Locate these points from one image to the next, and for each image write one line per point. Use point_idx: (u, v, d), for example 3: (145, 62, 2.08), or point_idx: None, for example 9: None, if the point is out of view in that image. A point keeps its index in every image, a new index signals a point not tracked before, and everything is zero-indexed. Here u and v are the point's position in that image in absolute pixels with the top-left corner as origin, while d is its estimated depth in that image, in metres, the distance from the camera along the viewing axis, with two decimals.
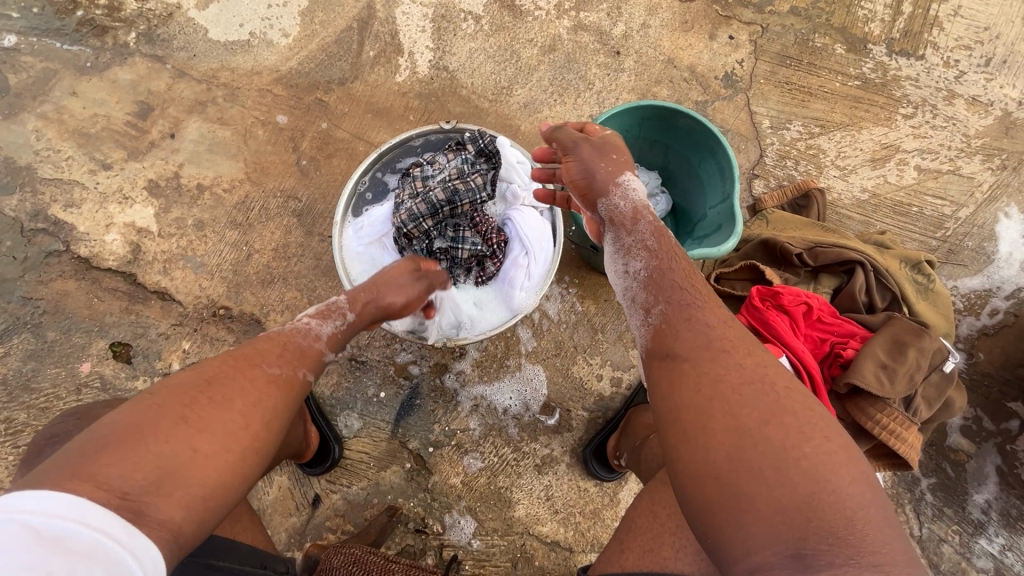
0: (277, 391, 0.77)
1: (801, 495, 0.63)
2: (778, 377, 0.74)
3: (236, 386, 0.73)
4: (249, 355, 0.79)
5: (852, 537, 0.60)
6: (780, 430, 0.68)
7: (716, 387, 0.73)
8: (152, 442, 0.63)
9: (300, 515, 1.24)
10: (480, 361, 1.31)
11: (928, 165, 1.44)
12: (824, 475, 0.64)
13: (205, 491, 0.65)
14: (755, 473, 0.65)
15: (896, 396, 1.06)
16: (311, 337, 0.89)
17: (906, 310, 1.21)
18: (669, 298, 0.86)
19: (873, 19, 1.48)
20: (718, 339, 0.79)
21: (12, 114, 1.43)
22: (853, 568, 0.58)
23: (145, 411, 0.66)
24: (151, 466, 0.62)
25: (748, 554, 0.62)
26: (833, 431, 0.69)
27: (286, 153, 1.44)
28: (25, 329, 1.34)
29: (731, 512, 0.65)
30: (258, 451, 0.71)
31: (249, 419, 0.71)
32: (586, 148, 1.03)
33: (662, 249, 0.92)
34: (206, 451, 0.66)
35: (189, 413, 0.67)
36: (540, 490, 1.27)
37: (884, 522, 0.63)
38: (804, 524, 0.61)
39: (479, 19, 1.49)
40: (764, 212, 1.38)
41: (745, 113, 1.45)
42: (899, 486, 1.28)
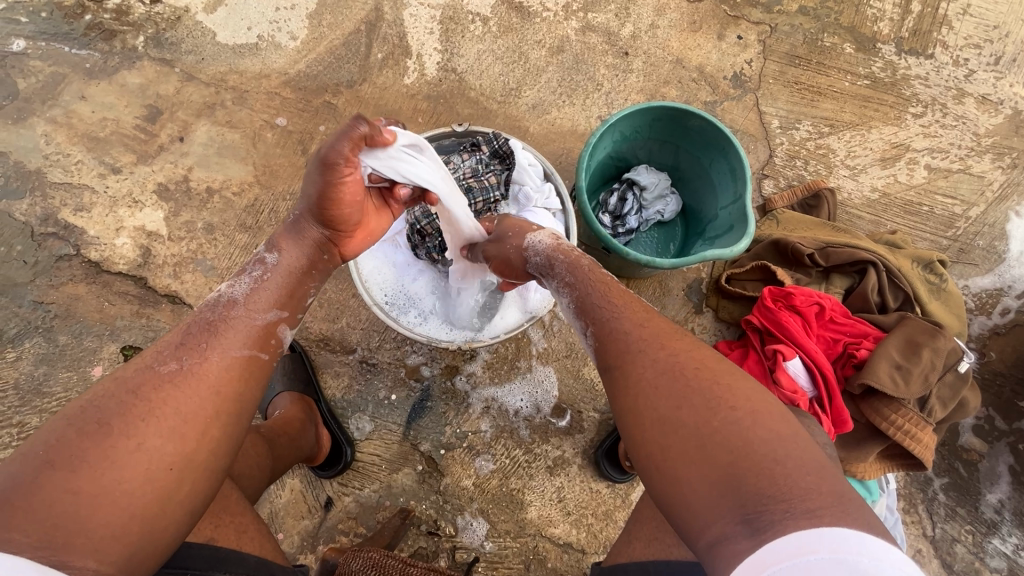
0: (184, 385, 0.70)
1: (726, 467, 0.63)
2: (691, 357, 0.74)
3: (114, 407, 0.65)
4: (142, 359, 0.71)
5: (783, 492, 0.59)
6: (694, 412, 0.68)
7: (638, 385, 0.74)
8: (27, 498, 0.58)
9: (312, 518, 1.24)
10: (491, 362, 1.31)
11: (938, 164, 1.44)
12: (743, 441, 0.64)
13: (111, 529, 0.59)
14: (686, 459, 0.66)
15: (910, 396, 1.07)
16: (223, 306, 0.79)
17: (918, 310, 1.21)
18: (596, 317, 0.86)
19: (881, 18, 1.48)
20: (636, 341, 0.79)
21: (21, 118, 1.43)
22: (792, 522, 0.56)
23: (13, 468, 0.60)
24: (35, 522, 0.56)
25: (702, 535, 0.62)
26: (747, 394, 0.69)
27: (295, 156, 1.44)
28: (36, 334, 1.34)
29: (679, 500, 0.65)
30: (169, 467, 0.65)
31: (139, 439, 0.64)
32: (490, 245, 1.08)
33: (578, 278, 0.92)
34: (93, 488, 0.60)
35: (60, 456, 0.61)
36: (552, 491, 1.27)
37: (813, 468, 0.61)
38: (739, 492, 0.61)
39: (487, 20, 1.49)
40: (774, 212, 1.38)
41: (754, 113, 1.45)
42: (911, 486, 1.28)
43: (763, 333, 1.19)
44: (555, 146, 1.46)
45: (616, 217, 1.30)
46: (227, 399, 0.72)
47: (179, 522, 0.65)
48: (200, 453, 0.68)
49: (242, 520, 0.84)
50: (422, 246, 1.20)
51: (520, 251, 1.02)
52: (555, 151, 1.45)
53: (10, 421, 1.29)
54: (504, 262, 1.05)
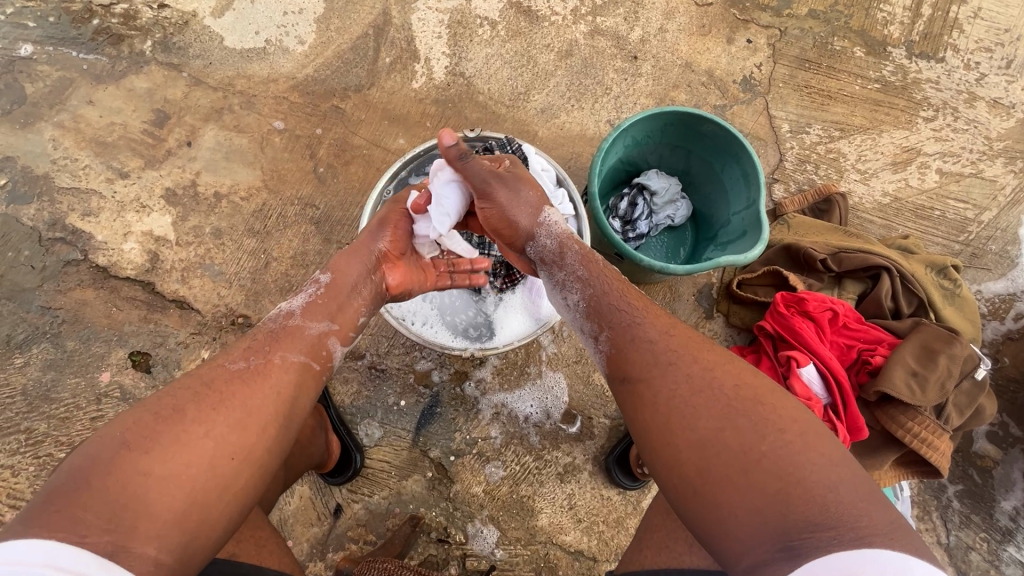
0: (248, 386, 0.74)
1: (771, 494, 0.63)
2: (729, 374, 0.74)
3: (189, 395, 0.71)
4: (213, 360, 0.77)
5: (829, 521, 0.60)
6: (738, 435, 0.68)
7: (670, 403, 0.74)
8: (102, 478, 0.62)
9: (321, 525, 1.23)
10: (501, 368, 1.30)
11: (949, 168, 1.43)
12: (789, 467, 0.64)
13: (173, 515, 0.63)
14: (727, 482, 0.66)
15: (927, 403, 1.06)
16: (282, 317, 0.87)
17: (933, 316, 1.20)
18: (612, 323, 0.86)
19: (892, 21, 1.47)
20: (664, 353, 0.78)
21: (29, 123, 1.43)
22: (837, 547, 0.57)
23: (92, 447, 0.64)
24: (105, 504, 0.60)
25: (742, 558, 0.62)
26: (790, 417, 0.69)
27: (303, 160, 1.44)
28: (43, 339, 1.34)
29: (717, 523, 0.66)
30: (232, 457, 0.69)
31: (208, 427, 0.69)
32: (500, 186, 1.01)
33: (592, 276, 0.92)
34: (163, 471, 0.64)
35: (135, 438, 0.65)
36: (563, 498, 1.26)
37: (859, 494, 0.62)
38: (783, 520, 0.61)
39: (496, 24, 1.49)
40: (784, 217, 1.37)
41: (765, 116, 1.44)
42: (925, 493, 1.27)
43: (775, 339, 1.18)
44: (564, 150, 1.45)
45: (626, 221, 1.29)
46: (288, 401, 0.77)
47: (228, 516, 0.68)
48: (260, 446, 0.72)
49: (261, 533, 0.87)
50: None
51: (530, 224, 1.01)
52: (564, 155, 1.45)
53: (17, 428, 1.28)
54: (511, 227, 1.02)
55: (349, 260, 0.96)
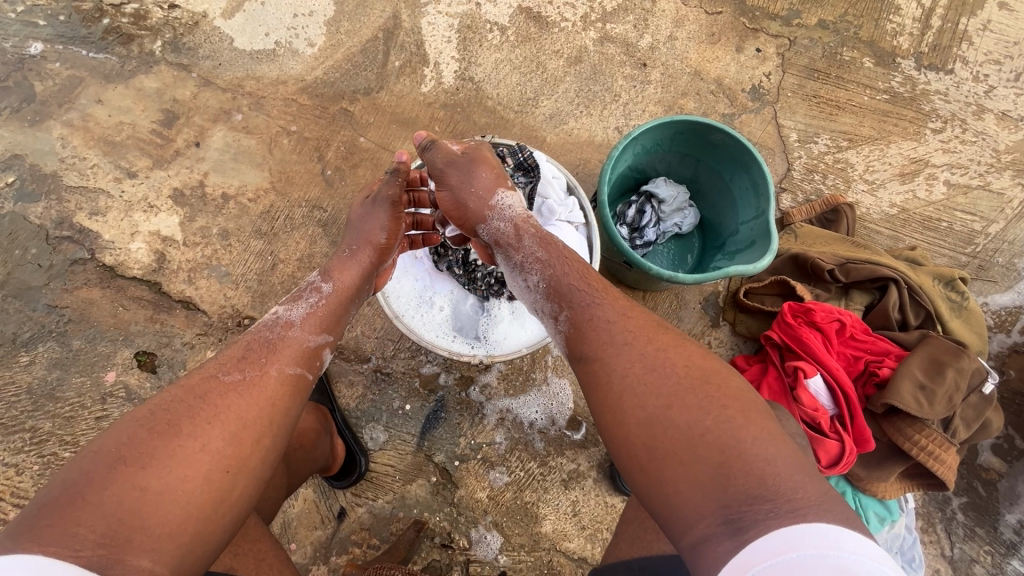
0: (237, 396, 0.75)
1: (714, 468, 0.64)
2: (680, 355, 0.75)
3: (183, 409, 0.71)
4: (207, 368, 0.77)
5: (767, 493, 0.60)
6: (684, 412, 0.69)
7: (623, 380, 0.74)
8: (97, 493, 0.62)
9: (325, 529, 1.23)
10: (506, 373, 1.30)
11: (957, 179, 1.43)
12: (731, 440, 0.65)
13: (169, 527, 0.63)
14: (670, 460, 0.66)
15: (934, 417, 1.06)
16: (282, 327, 0.87)
17: (939, 328, 1.20)
18: (570, 304, 0.86)
19: (901, 33, 1.48)
20: (621, 333, 0.78)
21: (38, 121, 1.43)
22: (775, 521, 0.57)
23: (89, 461, 0.65)
24: (101, 519, 0.60)
25: (687, 532, 0.62)
26: (736, 396, 0.70)
27: (311, 163, 1.44)
28: (49, 338, 1.34)
29: (663, 501, 0.66)
30: (226, 470, 0.69)
31: (203, 439, 0.69)
32: (453, 170, 1.06)
33: (550, 257, 0.93)
34: (159, 484, 0.65)
35: (130, 453, 0.66)
36: (566, 505, 1.26)
37: (796, 468, 0.63)
38: (725, 493, 0.62)
39: (505, 30, 1.49)
40: (792, 226, 1.36)
41: (773, 126, 1.44)
42: (929, 505, 1.27)
43: (781, 349, 1.17)
44: (572, 157, 1.45)
45: (634, 228, 1.28)
46: (279, 406, 0.77)
47: (221, 531, 0.68)
48: (250, 452, 0.72)
49: (261, 546, 0.88)
50: (445, 259, 1.22)
51: (481, 209, 1.04)
52: (572, 161, 1.45)
53: (22, 426, 1.28)
54: (464, 213, 1.06)
55: (351, 270, 1.00)
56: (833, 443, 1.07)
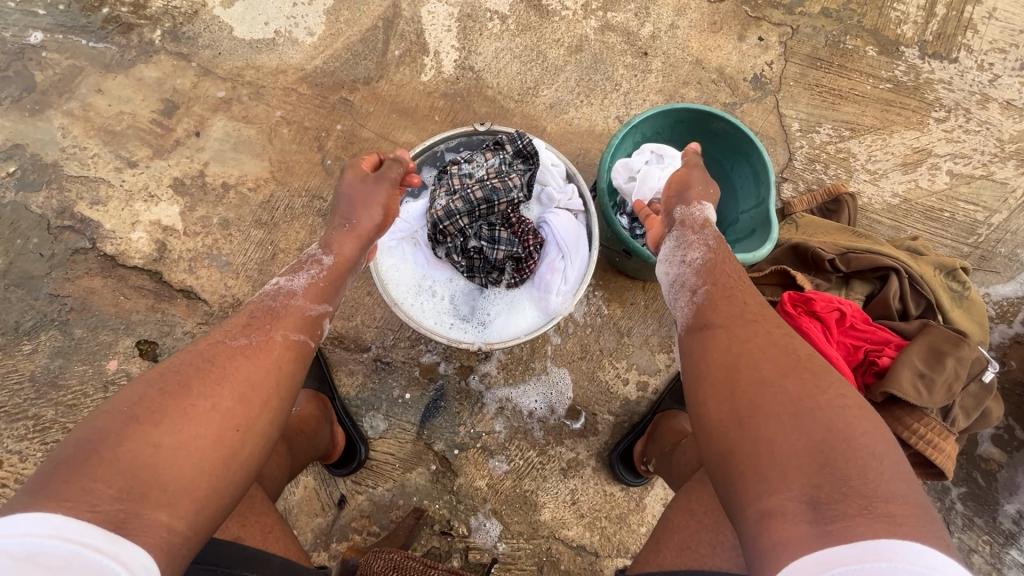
0: (268, 362, 0.78)
1: (814, 442, 0.62)
2: (804, 347, 0.76)
3: (191, 371, 0.71)
4: (212, 335, 0.78)
5: (865, 488, 0.58)
6: (798, 385, 0.68)
7: (744, 346, 0.75)
8: (111, 449, 0.62)
9: (325, 516, 1.24)
10: (506, 362, 1.30)
11: (960, 169, 1.42)
12: (841, 425, 0.63)
13: (183, 482, 0.64)
14: (769, 422, 0.66)
15: (934, 406, 1.05)
16: (284, 295, 0.88)
17: (941, 318, 1.19)
18: (716, 281, 0.87)
19: (905, 21, 1.46)
20: (751, 312, 0.81)
21: (38, 111, 1.43)
22: (864, 522, 0.55)
23: (102, 419, 0.64)
24: (117, 475, 0.61)
25: (761, 498, 0.62)
26: (855, 396, 0.68)
27: (310, 152, 1.44)
28: (52, 326, 1.34)
29: (747, 464, 0.65)
30: (237, 429, 0.70)
31: (212, 400, 0.70)
32: (700, 171, 1.06)
33: (720, 249, 0.94)
34: (172, 443, 0.65)
35: (143, 412, 0.66)
36: (566, 494, 1.27)
37: (902, 476, 0.60)
38: (818, 470, 0.60)
39: (506, 18, 1.48)
40: (793, 216, 1.36)
41: (774, 115, 1.43)
42: (928, 495, 1.27)
43: None
44: (573, 146, 1.44)
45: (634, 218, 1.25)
46: (285, 369, 0.79)
47: (231, 488, 0.69)
48: (259, 411, 0.73)
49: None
50: (443, 245, 1.18)
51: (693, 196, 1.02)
52: (573, 150, 1.44)
53: (25, 414, 1.29)
54: (681, 189, 1.03)
55: (351, 245, 0.99)
56: None
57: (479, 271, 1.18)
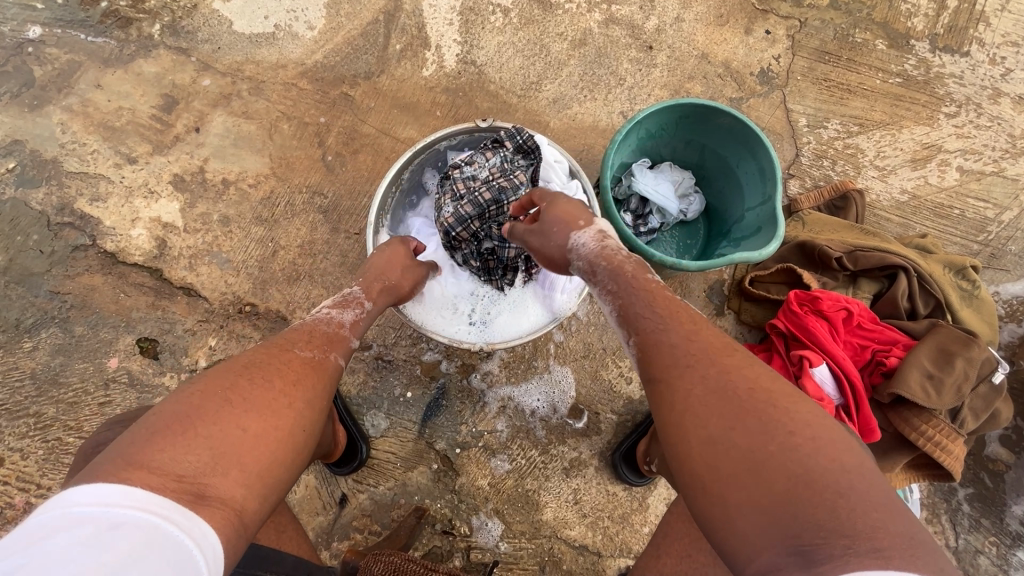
0: (321, 371, 0.78)
1: (779, 494, 0.58)
2: (744, 376, 0.69)
3: (273, 367, 0.73)
4: (282, 341, 0.80)
5: (842, 528, 0.54)
6: (747, 433, 0.63)
7: (685, 400, 0.70)
8: (206, 426, 0.62)
9: (327, 515, 1.24)
10: (508, 361, 1.29)
11: (970, 166, 1.40)
12: (800, 466, 0.59)
13: (260, 468, 0.63)
14: (732, 482, 0.61)
15: (942, 407, 1.04)
16: (333, 324, 0.88)
17: (949, 318, 1.18)
18: (640, 326, 0.80)
19: (916, 13, 1.43)
20: (684, 354, 0.74)
21: (38, 106, 1.42)
22: (854, 559, 0.51)
23: (194, 397, 0.64)
24: (205, 449, 0.60)
25: (751, 562, 0.57)
26: (805, 421, 0.63)
27: (311, 149, 1.42)
28: (53, 324, 1.34)
29: (725, 527, 0.60)
30: (306, 429, 0.70)
31: (292, 399, 0.70)
32: (532, 237, 1.00)
33: (621, 287, 0.85)
34: (258, 429, 0.65)
35: (237, 394, 0.66)
36: (568, 493, 1.26)
37: (875, 503, 0.56)
38: (794, 521, 0.56)
39: (508, 12, 1.46)
40: (799, 214, 1.34)
41: (782, 110, 1.41)
42: (934, 496, 1.26)
43: (787, 338, 1.16)
44: (576, 142, 1.42)
45: (637, 215, 1.27)
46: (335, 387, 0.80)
47: (289, 481, 0.67)
48: (319, 413, 0.74)
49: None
50: (459, 252, 1.19)
51: (563, 255, 0.96)
52: (576, 146, 1.42)
53: (26, 412, 1.29)
54: (552, 260, 0.99)
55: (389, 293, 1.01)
56: None
57: (494, 272, 1.18)
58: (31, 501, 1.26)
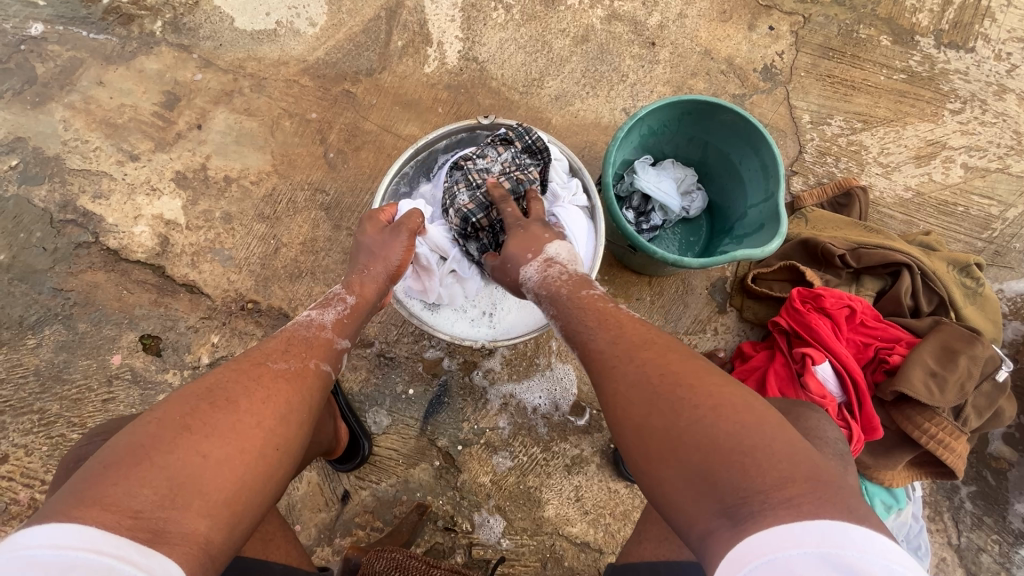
0: (295, 385, 0.76)
1: (698, 466, 0.61)
2: (655, 362, 0.72)
3: (239, 389, 0.71)
4: (254, 355, 0.78)
5: (753, 484, 0.56)
6: (663, 417, 0.66)
7: (612, 400, 0.73)
8: (163, 456, 0.61)
9: (329, 511, 1.24)
10: (510, 358, 1.29)
11: (975, 162, 1.39)
12: (710, 436, 0.61)
13: (224, 495, 0.62)
14: (660, 465, 0.64)
15: (945, 405, 1.04)
16: (315, 328, 0.89)
17: (952, 315, 1.17)
18: (575, 335, 0.84)
19: (920, 9, 1.42)
20: (608, 353, 0.77)
21: (40, 103, 1.42)
22: (768, 513, 0.53)
23: (152, 426, 0.64)
24: (162, 481, 0.59)
25: (695, 534, 0.59)
26: (710, 391, 0.66)
27: (314, 146, 1.42)
28: (56, 321, 1.34)
29: (668, 504, 0.63)
30: (276, 447, 0.69)
31: (258, 417, 0.69)
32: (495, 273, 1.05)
33: (557, 301, 0.90)
34: (218, 455, 0.64)
35: (195, 421, 0.65)
36: (570, 490, 1.26)
37: (781, 453, 0.58)
38: (715, 488, 0.58)
39: (510, 8, 1.46)
40: (802, 210, 1.33)
41: (785, 107, 1.40)
42: (937, 494, 1.26)
43: (790, 335, 1.16)
44: (578, 139, 1.42)
45: (640, 212, 1.26)
46: (316, 397, 0.79)
47: (261, 505, 0.66)
48: (294, 432, 0.72)
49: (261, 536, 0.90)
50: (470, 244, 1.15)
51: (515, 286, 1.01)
52: (578, 143, 1.42)
53: (30, 408, 1.30)
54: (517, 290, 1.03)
55: (374, 282, 0.99)
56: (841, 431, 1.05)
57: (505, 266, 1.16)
58: (35, 496, 1.27)
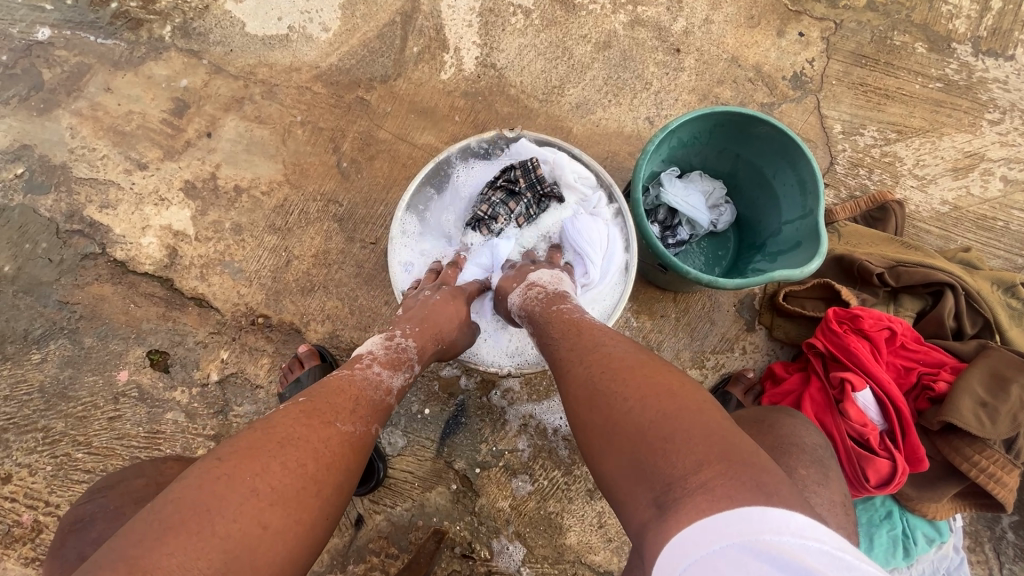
0: (355, 453, 0.69)
1: (630, 457, 0.59)
2: (599, 360, 0.71)
3: (309, 450, 0.64)
4: (326, 408, 0.70)
5: (677, 471, 0.54)
6: (601, 412, 0.65)
7: (563, 399, 0.73)
8: (222, 522, 0.56)
9: (342, 536, 1.19)
10: (529, 378, 1.24)
11: (1014, 175, 1.33)
12: (640, 427, 0.60)
13: (271, 569, 0.58)
14: (603, 460, 0.63)
15: (997, 437, 0.99)
16: (382, 389, 0.80)
17: (997, 338, 1.12)
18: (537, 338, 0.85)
19: (958, 15, 1.37)
20: (561, 354, 0.77)
21: (46, 110, 1.38)
22: (689, 500, 0.51)
23: (218, 482, 0.59)
24: (218, 552, 0.55)
25: (634, 530, 0.57)
26: (644, 382, 0.64)
27: (326, 155, 1.37)
28: (61, 335, 1.30)
29: (614, 500, 0.61)
30: (327, 516, 0.64)
31: (321, 485, 0.63)
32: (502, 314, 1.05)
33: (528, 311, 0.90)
34: (279, 526, 0.59)
35: (264, 486, 0.59)
36: (593, 516, 1.21)
37: (705, 437, 0.56)
38: (646, 476, 0.57)
39: (530, 13, 1.41)
40: (834, 225, 1.28)
41: (815, 116, 1.35)
42: (978, 523, 1.20)
43: (826, 358, 1.10)
44: (600, 149, 1.37)
45: (666, 226, 1.21)
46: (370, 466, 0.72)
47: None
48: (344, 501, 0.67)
49: None
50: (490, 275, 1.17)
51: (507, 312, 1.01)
52: (600, 153, 1.37)
53: (34, 426, 1.26)
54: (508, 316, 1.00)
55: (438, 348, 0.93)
56: (884, 461, 1.01)
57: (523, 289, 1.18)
58: (38, 518, 1.23)
